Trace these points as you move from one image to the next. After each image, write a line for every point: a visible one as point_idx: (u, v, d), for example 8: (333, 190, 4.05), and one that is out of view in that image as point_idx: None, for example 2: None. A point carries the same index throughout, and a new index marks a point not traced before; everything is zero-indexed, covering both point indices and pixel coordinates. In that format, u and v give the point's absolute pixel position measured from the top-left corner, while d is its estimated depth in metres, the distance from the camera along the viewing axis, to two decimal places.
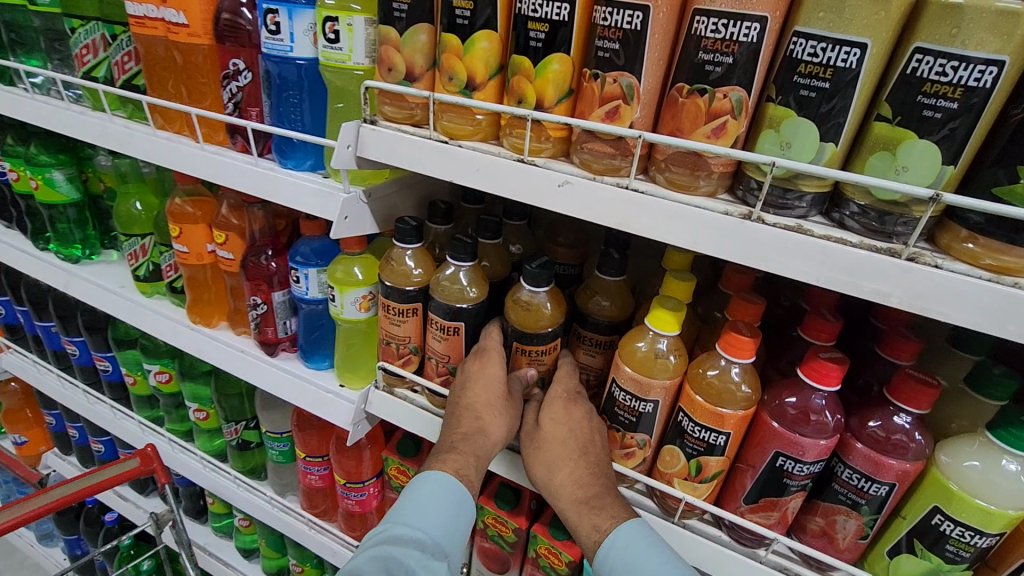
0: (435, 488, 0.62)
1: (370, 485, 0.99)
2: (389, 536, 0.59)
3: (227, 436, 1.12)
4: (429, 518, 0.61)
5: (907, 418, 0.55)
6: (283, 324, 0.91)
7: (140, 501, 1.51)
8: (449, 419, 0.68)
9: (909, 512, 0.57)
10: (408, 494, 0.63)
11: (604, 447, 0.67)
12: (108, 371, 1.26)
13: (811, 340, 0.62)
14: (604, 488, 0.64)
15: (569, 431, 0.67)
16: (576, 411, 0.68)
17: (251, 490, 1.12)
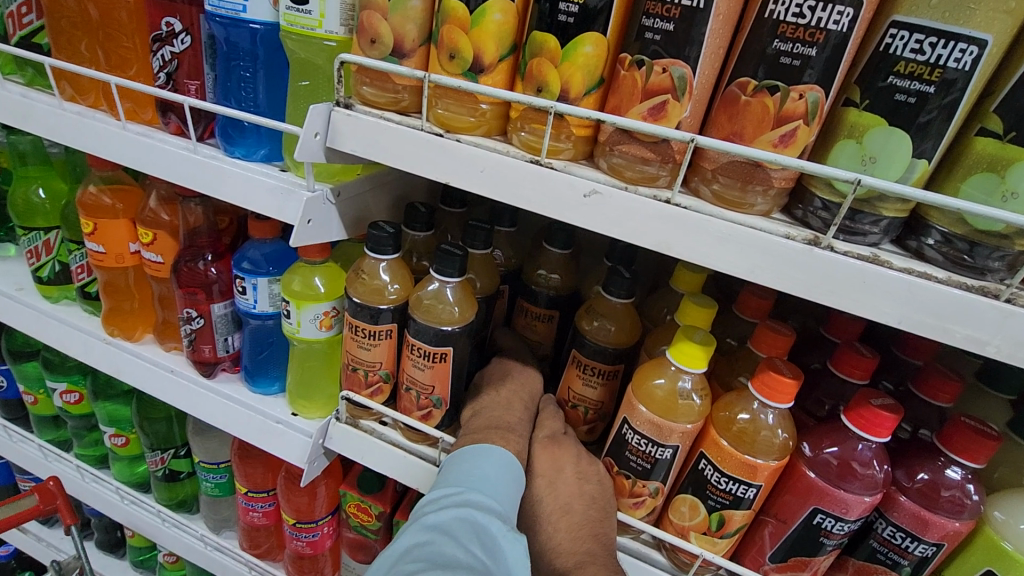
0: (500, 464, 0.52)
1: (324, 524, 0.87)
2: (468, 499, 0.47)
3: (150, 466, 0.96)
4: (502, 491, 0.50)
5: (959, 471, 0.49)
6: (223, 342, 0.77)
7: (43, 533, 1.31)
8: None
9: (954, 573, 0.51)
10: (470, 463, 0.52)
11: (592, 505, 0.56)
12: (2, 386, 1.06)
13: (843, 376, 0.55)
14: (586, 556, 0.51)
15: (563, 481, 0.57)
16: (575, 453, 0.59)
17: (179, 528, 0.97)
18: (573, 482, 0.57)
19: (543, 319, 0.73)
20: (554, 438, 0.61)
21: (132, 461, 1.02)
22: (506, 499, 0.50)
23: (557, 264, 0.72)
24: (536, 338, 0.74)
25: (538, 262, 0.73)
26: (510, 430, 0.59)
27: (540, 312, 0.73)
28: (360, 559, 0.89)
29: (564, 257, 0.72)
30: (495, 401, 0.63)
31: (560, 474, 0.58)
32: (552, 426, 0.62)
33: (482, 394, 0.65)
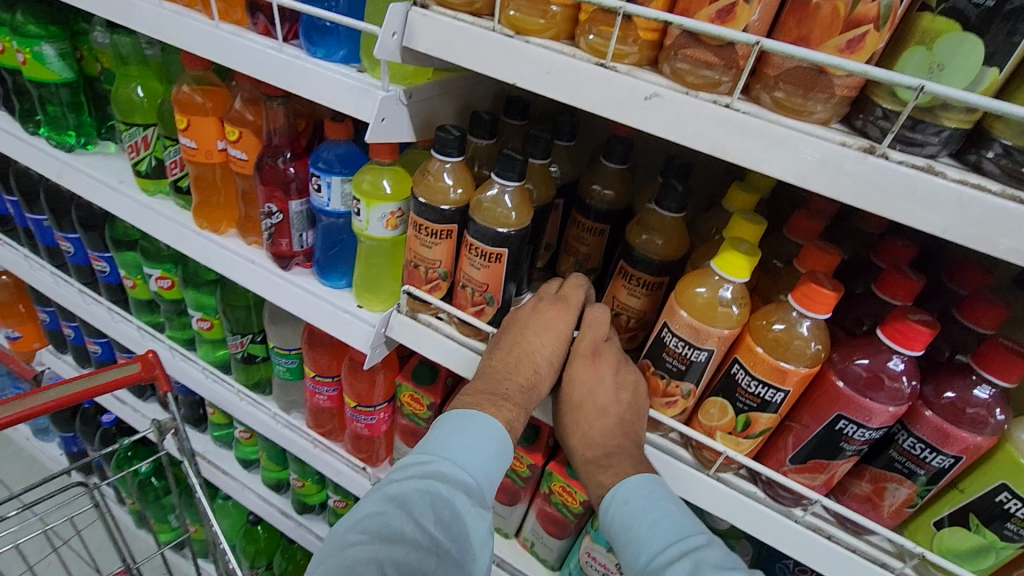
0: (479, 433, 0.57)
1: (380, 410, 0.96)
2: (433, 473, 0.54)
3: (232, 348, 1.08)
4: (476, 458, 0.56)
5: (988, 391, 0.51)
6: (299, 237, 0.84)
7: (138, 405, 1.53)
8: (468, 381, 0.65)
9: (970, 486, 0.53)
10: (451, 429, 0.58)
11: (629, 410, 0.62)
12: (106, 272, 1.20)
13: (886, 298, 0.57)
14: (616, 449, 0.61)
15: (601, 386, 0.62)
16: (613, 364, 0.63)
17: (256, 405, 1.10)
18: (611, 392, 0.62)
19: (595, 233, 0.77)
20: (592, 353, 0.64)
21: (215, 344, 1.15)
22: (480, 465, 0.56)
23: (612, 179, 0.74)
24: (588, 249, 0.78)
25: (594, 178, 0.76)
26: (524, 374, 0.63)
27: (593, 225, 0.76)
28: (411, 445, 0.99)
29: (621, 172, 0.75)
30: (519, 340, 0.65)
31: (597, 389, 0.62)
32: (592, 336, 0.65)
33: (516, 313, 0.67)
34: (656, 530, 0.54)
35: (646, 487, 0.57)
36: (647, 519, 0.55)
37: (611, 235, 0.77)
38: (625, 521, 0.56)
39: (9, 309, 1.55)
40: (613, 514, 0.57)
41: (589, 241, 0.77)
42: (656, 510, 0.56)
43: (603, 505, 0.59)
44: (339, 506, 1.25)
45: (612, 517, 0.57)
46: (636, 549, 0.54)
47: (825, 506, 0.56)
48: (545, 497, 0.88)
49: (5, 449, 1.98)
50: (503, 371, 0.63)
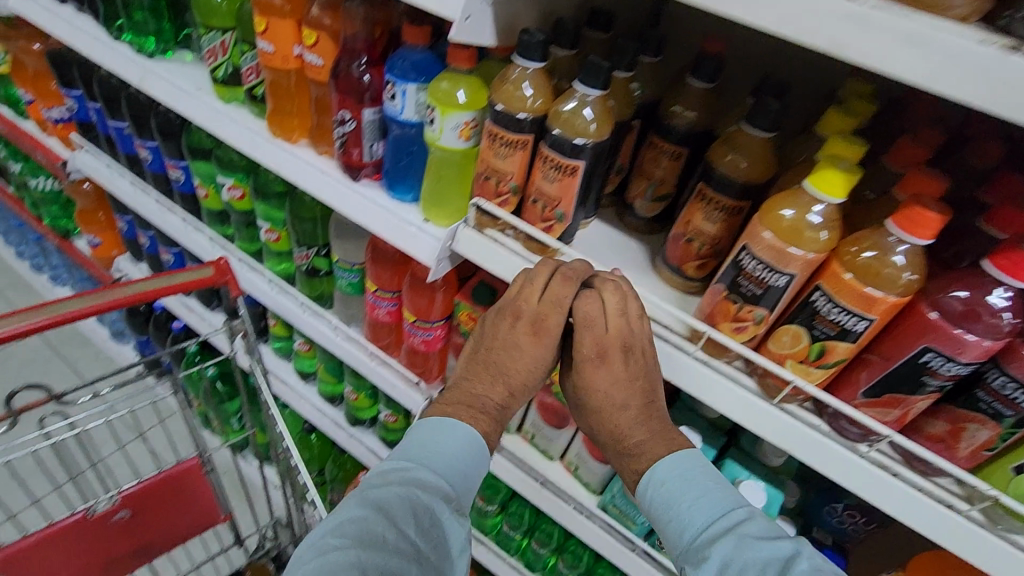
0: (460, 441, 0.63)
1: (437, 327, 0.99)
2: (415, 479, 0.59)
3: (298, 260, 1.12)
4: (452, 467, 0.62)
5: None
6: (369, 148, 0.85)
7: (205, 313, 1.64)
8: (468, 371, 0.69)
9: None
10: (432, 437, 0.63)
11: (645, 399, 0.65)
12: (181, 181, 1.24)
13: (993, 232, 0.53)
14: (646, 439, 0.64)
15: (616, 384, 0.64)
16: (621, 361, 0.64)
17: (316, 316, 1.16)
18: (621, 388, 0.64)
19: (671, 156, 0.74)
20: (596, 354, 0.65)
21: (281, 256, 1.19)
22: (456, 474, 0.62)
23: (697, 99, 0.71)
24: (662, 173, 0.76)
25: (675, 98, 0.73)
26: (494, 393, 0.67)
27: (670, 147, 0.74)
28: None
29: (706, 92, 0.71)
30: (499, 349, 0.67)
31: (614, 386, 0.65)
32: (596, 333, 0.64)
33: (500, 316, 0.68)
34: (701, 507, 0.57)
35: (686, 465, 0.60)
36: (691, 497, 0.58)
37: (688, 160, 0.74)
38: (662, 502, 0.59)
39: (91, 216, 1.66)
40: (650, 494, 0.60)
41: (665, 164, 0.75)
42: (696, 492, 0.58)
43: (640, 486, 0.62)
44: (390, 420, 1.31)
45: (650, 498, 0.60)
46: (679, 528, 0.57)
47: (894, 440, 0.55)
48: None
49: (86, 347, 2.16)
50: (480, 389, 0.67)
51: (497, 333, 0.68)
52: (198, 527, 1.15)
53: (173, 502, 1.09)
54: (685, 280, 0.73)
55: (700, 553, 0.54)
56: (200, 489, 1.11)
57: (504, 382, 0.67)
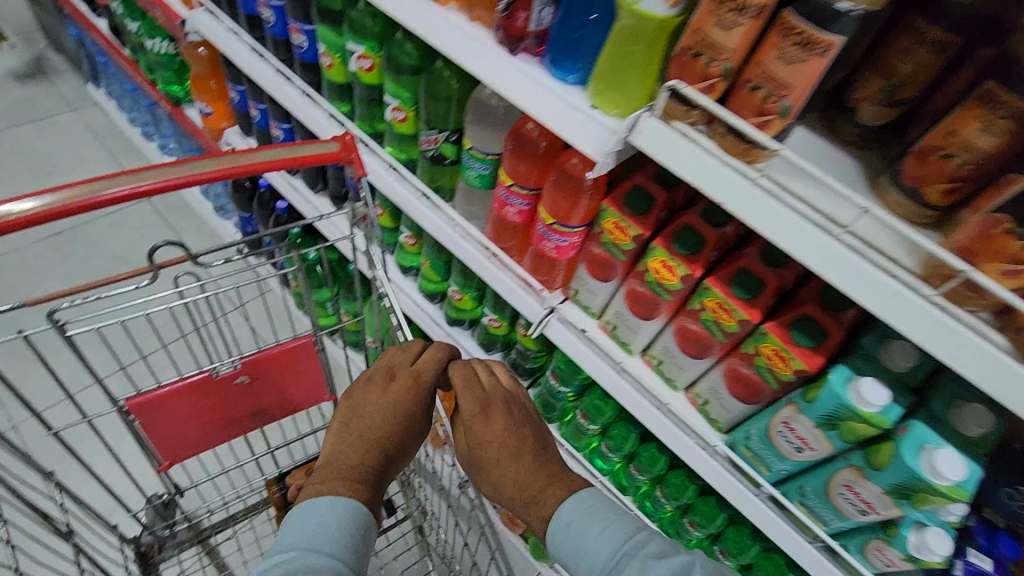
0: (337, 516, 0.73)
1: (574, 234, 0.91)
2: (303, 559, 0.68)
3: (423, 145, 1.05)
4: (336, 538, 0.71)
5: None
6: (539, 14, 0.73)
7: (310, 196, 1.61)
8: (343, 450, 0.81)
9: None
10: (315, 518, 0.72)
11: (531, 446, 0.83)
12: (303, 48, 1.17)
13: None
14: (541, 488, 0.79)
15: (500, 430, 0.82)
16: (500, 417, 0.83)
17: (434, 209, 1.09)
18: (506, 438, 0.82)
19: (935, 48, 0.58)
20: (481, 412, 0.83)
21: (410, 142, 1.11)
22: (337, 539, 0.71)
23: None
24: (911, 69, 0.60)
25: None
26: (389, 434, 0.82)
27: (936, 36, 0.58)
28: (596, 278, 0.94)
29: None
30: (380, 412, 0.83)
31: (506, 458, 0.81)
32: (475, 396, 0.84)
33: (367, 393, 0.85)
34: (606, 535, 0.70)
35: (582, 505, 0.75)
36: (595, 530, 0.71)
37: (956, 54, 0.59)
38: (570, 541, 0.72)
39: (203, 83, 1.63)
40: (560, 538, 0.73)
41: (923, 57, 0.59)
42: (601, 526, 0.71)
43: (550, 532, 0.74)
44: (492, 326, 1.28)
45: (559, 541, 0.73)
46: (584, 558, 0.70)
47: None
48: (745, 357, 0.81)
49: (189, 218, 2.22)
50: (356, 457, 0.80)
51: (348, 422, 0.84)
52: (308, 400, 1.19)
53: (288, 374, 1.11)
54: (917, 209, 0.59)
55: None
56: (311, 365, 1.12)
57: (375, 430, 0.82)
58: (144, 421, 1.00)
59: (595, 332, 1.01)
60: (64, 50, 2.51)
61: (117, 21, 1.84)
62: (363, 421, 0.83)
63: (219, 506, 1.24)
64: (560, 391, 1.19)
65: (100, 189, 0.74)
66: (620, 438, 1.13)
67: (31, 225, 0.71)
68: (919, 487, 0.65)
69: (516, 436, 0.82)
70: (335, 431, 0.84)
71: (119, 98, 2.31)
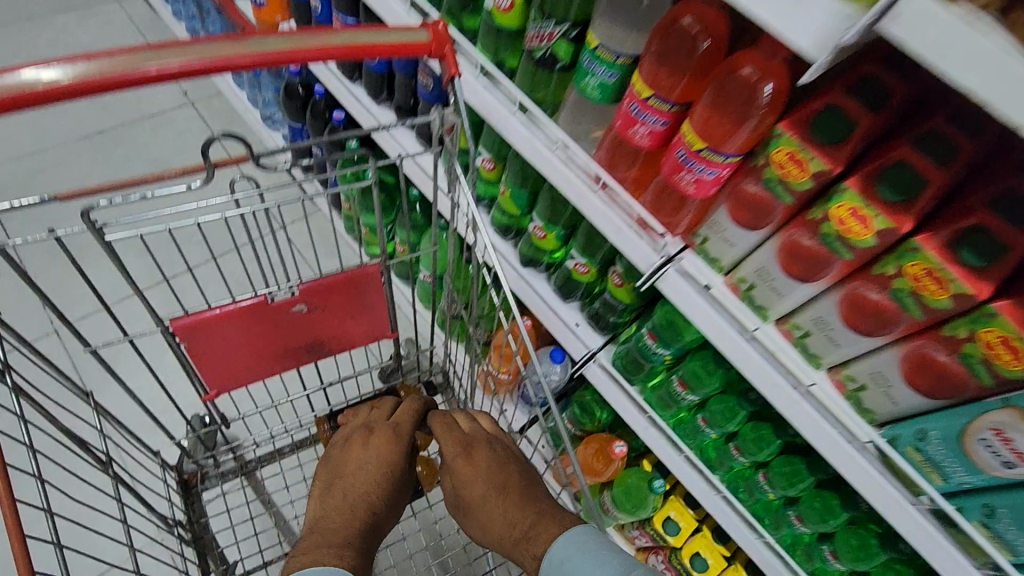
0: None
1: (725, 166, 0.71)
2: None
3: (531, 44, 0.85)
4: None
5: None
6: None
7: (371, 106, 1.42)
8: (332, 513, 0.88)
9: None
10: None
11: (511, 483, 0.92)
12: None
13: None
14: (534, 518, 0.85)
15: (477, 478, 0.94)
16: (477, 458, 0.96)
17: (532, 127, 0.92)
18: (484, 484, 0.92)
19: None
20: (465, 457, 0.96)
21: (518, 46, 0.91)
22: None
23: None
24: None
25: None
26: (374, 494, 0.91)
27: None
28: (740, 222, 0.75)
29: None
30: (363, 468, 0.94)
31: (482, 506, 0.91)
32: (455, 447, 0.97)
33: (355, 444, 0.98)
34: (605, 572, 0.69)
35: (573, 542, 0.75)
36: (593, 564, 0.70)
37: None
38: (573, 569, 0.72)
39: None
40: (567, 564, 0.73)
41: None
42: (596, 560, 0.71)
43: (546, 567, 0.76)
44: (578, 271, 1.11)
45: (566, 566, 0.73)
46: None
47: None
48: (947, 341, 0.63)
49: (234, 127, 2.06)
50: (344, 523, 0.85)
51: (336, 479, 0.94)
52: (367, 336, 1.06)
53: (349, 306, 0.97)
54: None
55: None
56: (375, 298, 0.99)
57: (362, 472, 0.94)
58: (191, 347, 0.88)
59: (721, 289, 0.83)
60: None
61: None
62: (348, 467, 0.95)
63: (267, 440, 1.16)
64: (654, 353, 1.02)
65: (137, 62, 0.57)
66: (724, 412, 0.98)
67: (50, 101, 0.55)
68: None
69: (499, 478, 0.93)
70: (322, 485, 0.94)
71: None
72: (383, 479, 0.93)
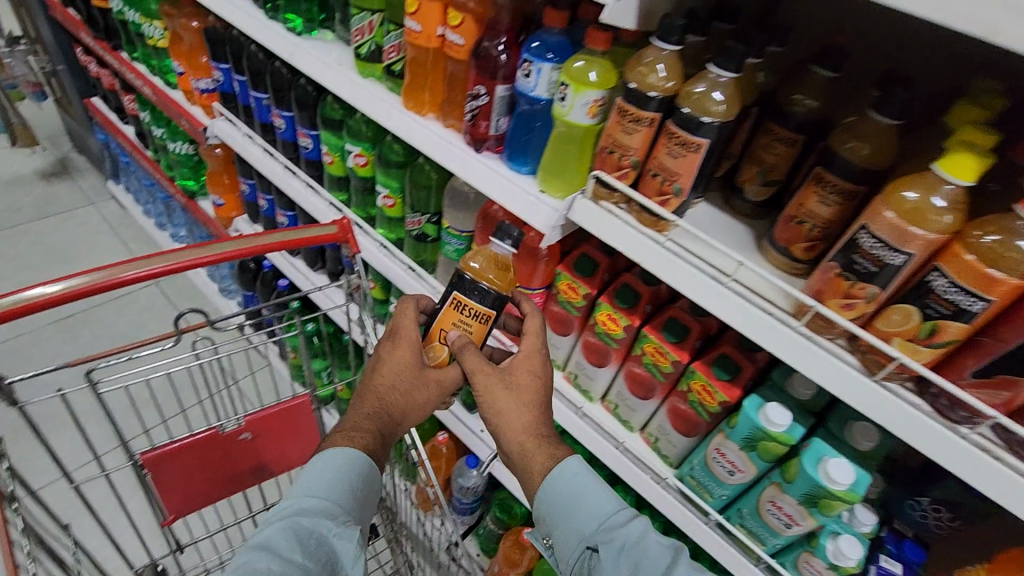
0: (333, 470, 0.77)
1: (536, 294, 1.06)
2: (307, 510, 0.74)
3: (409, 226, 1.22)
4: (331, 488, 0.76)
5: None
6: (496, 122, 0.92)
7: (309, 273, 1.78)
8: (361, 395, 0.83)
9: None
10: (320, 472, 0.77)
11: (536, 396, 0.83)
12: (309, 148, 1.38)
13: None
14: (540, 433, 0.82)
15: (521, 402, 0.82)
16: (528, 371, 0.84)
17: (418, 279, 1.24)
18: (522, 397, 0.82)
19: (785, 143, 0.77)
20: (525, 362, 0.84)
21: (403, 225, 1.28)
22: (326, 491, 0.76)
23: (816, 90, 0.74)
24: (775, 160, 0.78)
25: (796, 87, 0.76)
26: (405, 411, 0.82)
27: (786, 135, 0.76)
28: (557, 331, 1.08)
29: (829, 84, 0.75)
30: (400, 367, 0.81)
31: (504, 388, 0.82)
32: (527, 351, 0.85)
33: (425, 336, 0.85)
34: (591, 510, 0.77)
35: (578, 487, 0.78)
36: (581, 508, 0.77)
37: (804, 147, 0.77)
38: (565, 498, 0.78)
39: (217, 178, 1.84)
40: (558, 492, 0.78)
41: (777, 150, 0.78)
42: (595, 497, 0.78)
43: (550, 486, 0.79)
44: None
45: (557, 492, 0.78)
46: (577, 532, 0.77)
47: (1001, 420, 0.57)
48: (682, 395, 0.94)
49: (192, 296, 2.37)
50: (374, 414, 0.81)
51: (397, 342, 0.83)
52: (303, 457, 1.29)
53: (287, 432, 1.23)
54: (790, 262, 0.75)
55: (608, 534, 0.75)
56: (308, 423, 1.25)
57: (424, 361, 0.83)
58: (154, 475, 1.10)
59: (561, 382, 1.14)
60: (87, 153, 2.79)
61: (143, 128, 2.12)
62: (405, 359, 0.81)
63: (214, 566, 1.29)
64: None
65: (117, 273, 0.89)
66: None
67: (23, 314, 0.84)
68: (822, 493, 0.78)
69: (545, 392, 0.85)
70: (379, 348, 0.84)
71: (136, 192, 2.55)
72: (413, 379, 0.82)
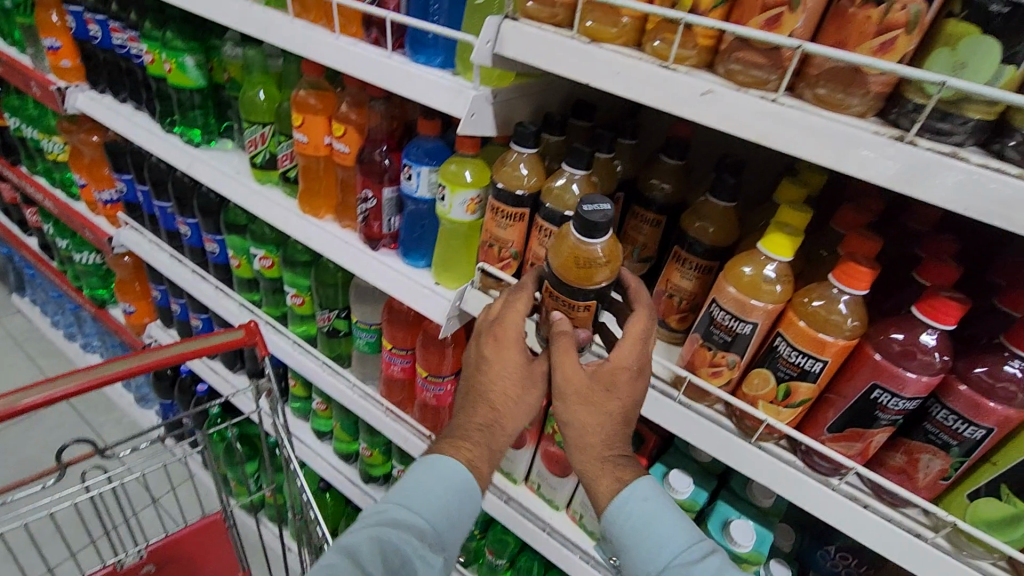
0: (448, 485, 0.65)
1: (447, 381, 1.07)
2: (398, 520, 0.63)
3: (320, 322, 1.21)
4: (436, 508, 0.64)
5: (933, 336, 0.57)
6: (388, 221, 0.95)
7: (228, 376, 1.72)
8: (468, 396, 0.70)
9: (915, 411, 0.60)
10: (427, 476, 0.66)
11: (618, 420, 0.65)
12: (216, 253, 1.37)
13: (844, 291, 0.59)
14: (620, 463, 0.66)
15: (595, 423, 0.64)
16: (627, 384, 0.64)
17: (334, 374, 1.22)
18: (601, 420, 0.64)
19: (650, 223, 0.83)
20: (633, 366, 0.64)
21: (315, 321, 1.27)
22: (437, 511, 0.64)
23: (668, 176, 0.82)
24: (643, 239, 0.85)
25: (651, 173, 0.84)
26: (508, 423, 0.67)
27: (649, 216, 0.83)
28: None
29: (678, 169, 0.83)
30: (502, 368, 0.67)
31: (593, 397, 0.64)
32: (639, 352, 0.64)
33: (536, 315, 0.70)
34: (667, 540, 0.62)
35: (649, 508, 0.63)
36: (652, 532, 0.62)
37: (666, 226, 0.84)
38: (635, 523, 0.63)
39: (127, 286, 1.78)
40: (625, 513, 0.64)
41: (643, 231, 0.84)
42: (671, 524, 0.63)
43: (619, 506, 0.64)
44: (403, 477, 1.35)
45: (624, 515, 0.64)
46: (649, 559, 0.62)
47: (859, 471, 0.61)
48: None
49: (106, 410, 2.22)
50: (475, 419, 0.68)
51: (499, 335, 0.68)
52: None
53: (198, 555, 1.14)
54: (670, 333, 0.80)
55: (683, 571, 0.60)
56: (222, 542, 1.16)
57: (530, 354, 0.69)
58: None
59: None
60: None
61: (47, 240, 2.04)
62: (499, 354, 0.67)
63: None
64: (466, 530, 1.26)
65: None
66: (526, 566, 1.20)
67: None
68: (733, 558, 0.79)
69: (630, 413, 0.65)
70: (480, 342, 0.70)
71: (42, 305, 2.42)
72: (519, 383, 0.67)
